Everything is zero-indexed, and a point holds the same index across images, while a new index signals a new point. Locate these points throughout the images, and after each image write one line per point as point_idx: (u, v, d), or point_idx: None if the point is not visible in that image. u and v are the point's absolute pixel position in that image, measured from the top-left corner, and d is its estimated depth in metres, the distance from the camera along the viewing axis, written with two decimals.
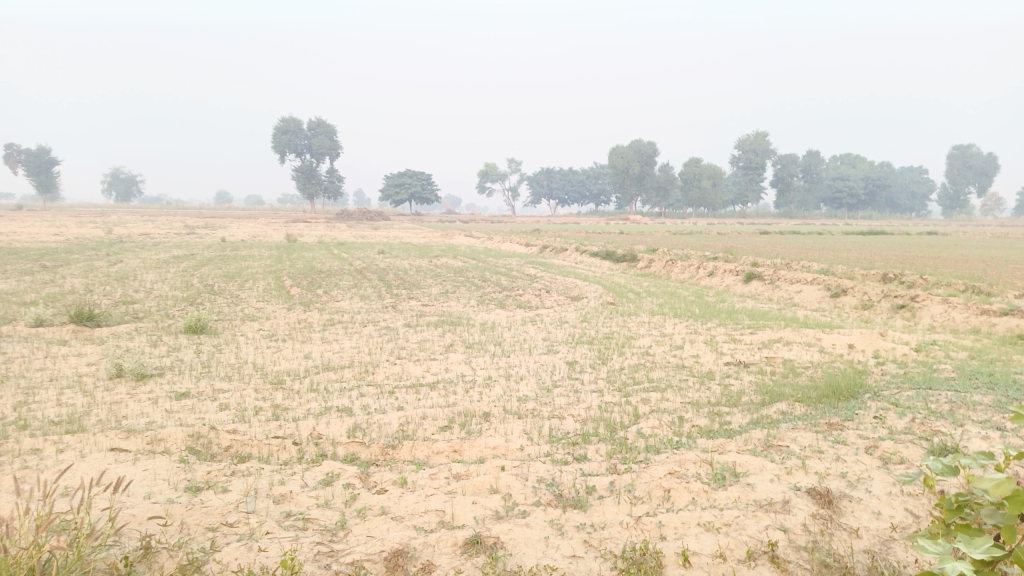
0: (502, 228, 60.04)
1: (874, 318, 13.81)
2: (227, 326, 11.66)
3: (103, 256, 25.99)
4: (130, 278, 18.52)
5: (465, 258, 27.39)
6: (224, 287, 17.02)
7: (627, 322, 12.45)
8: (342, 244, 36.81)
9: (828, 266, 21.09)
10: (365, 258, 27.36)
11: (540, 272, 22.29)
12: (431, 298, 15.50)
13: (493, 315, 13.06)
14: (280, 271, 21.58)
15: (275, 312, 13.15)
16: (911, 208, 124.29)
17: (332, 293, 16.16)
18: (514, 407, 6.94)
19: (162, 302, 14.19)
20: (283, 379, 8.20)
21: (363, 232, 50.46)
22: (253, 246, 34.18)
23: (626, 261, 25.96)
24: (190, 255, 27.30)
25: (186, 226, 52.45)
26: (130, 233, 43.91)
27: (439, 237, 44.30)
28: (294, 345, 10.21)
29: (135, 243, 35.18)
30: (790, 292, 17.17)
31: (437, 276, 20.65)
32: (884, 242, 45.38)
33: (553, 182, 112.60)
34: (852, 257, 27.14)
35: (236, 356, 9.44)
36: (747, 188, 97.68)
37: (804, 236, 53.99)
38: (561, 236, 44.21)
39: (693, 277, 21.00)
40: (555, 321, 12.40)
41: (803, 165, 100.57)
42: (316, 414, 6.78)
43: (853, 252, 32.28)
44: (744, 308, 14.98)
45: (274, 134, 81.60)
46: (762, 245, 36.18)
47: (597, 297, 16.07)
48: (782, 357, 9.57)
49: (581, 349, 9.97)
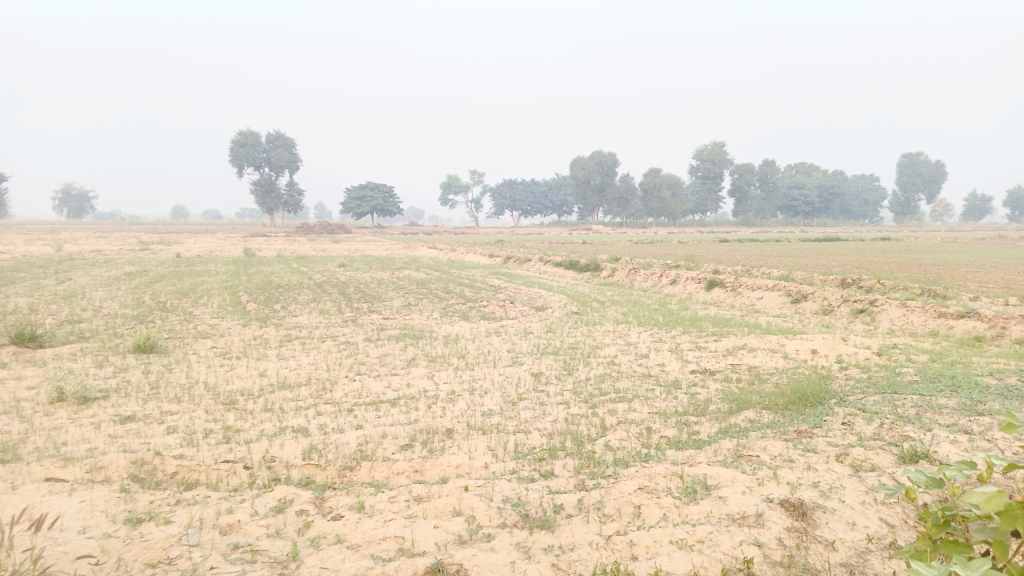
0: (464, 240, 59.71)
1: (835, 323, 13.91)
2: (178, 344, 11.21)
3: (50, 275, 25.08)
4: (78, 296, 17.82)
5: (428, 270, 27.10)
6: (177, 303, 16.48)
7: (592, 331, 12.31)
8: (301, 258, 36.26)
9: (788, 272, 21.30)
10: (325, 271, 26.88)
11: (504, 282, 22.10)
12: (392, 311, 15.18)
13: (456, 327, 12.81)
14: (237, 286, 21.05)
15: (229, 329, 12.72)
16: (864, 214, 127.33)
17: (290, 308, 15.75)
18: (477, 423, 6.72)
19: (111, 320, 13.64)
20: (236, 399, 7.84)
21: (324, 245, 49.74)
22: (209, 261, 33.38)
23: (589, 271, 25.93)
24: (143, 272, 26.54)
25: (140, 242, 51.14)
26: (81, 250, 42.66)
27: (401, 250, 43.92)
28: (249, 363, 9.84)
29: (85, 260, 34.16)
30: (752, 299, 17.26)
31: (398, 288, 20.33)
32: (839, 248, 46.31)
33: (515, 193, 112.78)
34: (810, 264, 27.53)
35: (186, 376, 9.04)
36: (706, 197, 99.04)
37: (762, 244, 54.80)
38: (524, 246, 44.18)
39: (656, 286, 21.02)
40: (519, 332, 12.21)
41: (760, 173, 102.36)
42: (270, 435, 6.46)
43: (811, 259, 32.80)
44: (707, 316, 14.98)
45: (231, 148, 80.24)
46: (723, 253, 36.55)
47: (561, 307, 15.93)
48: (747, 364, 9.50)
49: (545, 360, 9.79)
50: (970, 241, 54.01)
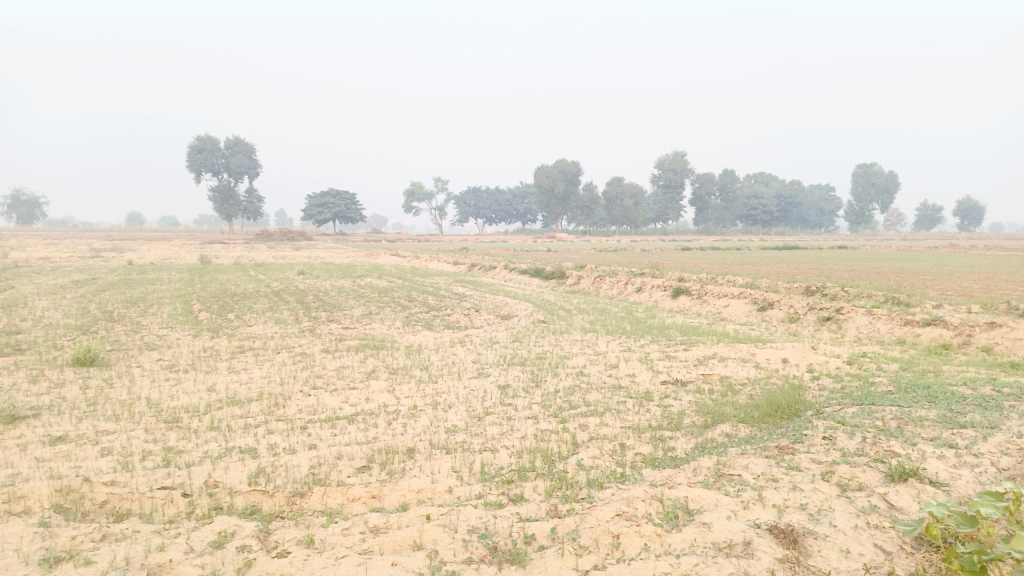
0: (428, 247, 59.04)
1: (802, 331, 13.80)
2: (122, 356, 10.55)
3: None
4: (18, 306, 16.91)
5: (391, 278, 26.54)
6: (125, 313, 15.69)
7: (559, 341, 11.96)
8: (260, 265, 35.32)
9: (753, 280, 21.24)
10: (284, 279, 26.11)
11: (468, 290, 21.67)
12: (352, 320, 14.64)
13: (419, 337, 12.34)
14: (191, 294, 20.24)
15: (179, 340, 12.06)
16: (821, 223, 129.81)
17: (245, 318, 15.10)
18: (440, 440, 6.29)
19: (52, 331, 12.86)
20: (180, 417, 7.29)
21: (283, 253, 48.67)
22: (161, 269, 32.30)
23: (554, 278, 25.65)
24: (92, 280, 25.45)
25: (92, 249, 49.48)
26: (27, 257, 41.11)
27: (363, 257, 43.21)
28: (196, 377, 9.25)
29: (31, 267, 32.74)
30: (718, 306, 17.12)
31: (359, 296, 19.78)
32: (800, 256, 46.80)
33: (479, 201, 112.47)
34: (773, 271, 27.63)
35: (128, 392, 8.43)
36: (668, 206, 99.93)
37: (725, 252, 55.23)
38: (488, 254, 43.79)
39: (622, 293, 20.81)
40: (484, 341, 11.80)
41: (721, 183, 103.64)
42: (215, 458, 5.95)
43: (774, 266, 33.02)
44: (675, 324, 14.77)
45: (189, 153, 78.46)
46: (686, 261, 36.60)
47: (526, 315, 15.58)
48: (718, 374, 9.23)
49: (512, 371, 9.40)
50: (923, 250, 55.17)
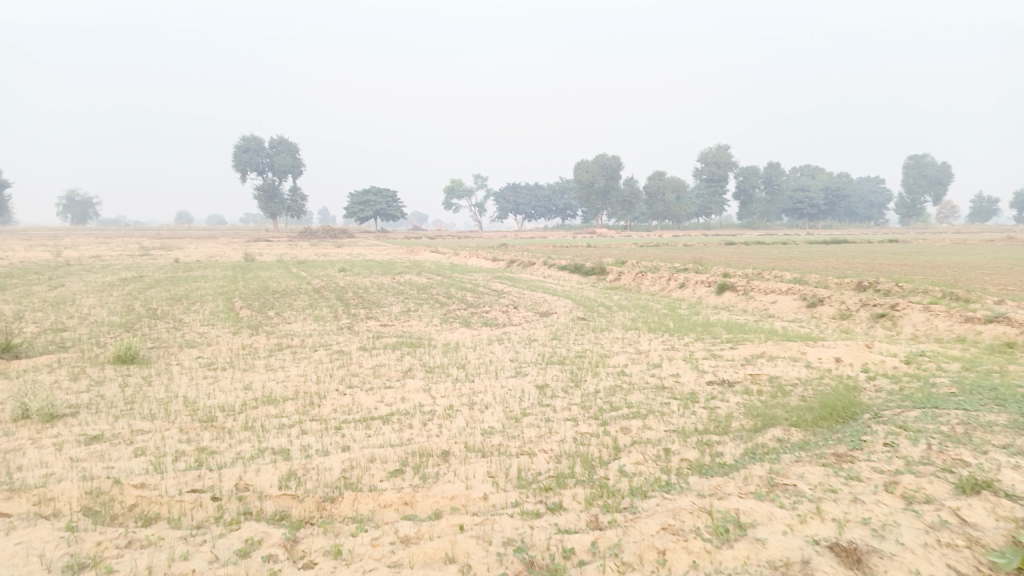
0: (468, 244, 58.98)
1: (854, 329, 13.23)
2: (163, 354, 10.60)
3: (42, 281, 24.48)
4: (67, 303, 17.24)
5: (430, 274, 26.47)
6: (168, 310, 15.87)
7: (600, 339, 11.64)
8: (302, 262, 35.71)
9: (801, 275, 20.58)
10: (325, 277, 26.26)
11: (507, 287, 21.45)
12: (391, 317, 14.54)
13: (457, 334, 12.15)
14: (233, 292, 20.44)
15: (218, 338, 12.09)
16: (870, 217, 126.38)
17: (284, 315, 15.12)
18: (476, 443, 6.06)
19: (97, 329, 13.04)
20: (214, 417, 7.21)
21: (325, 250, 49.20)
22: (206, 266, 32.82)
23: (595, 274, 25.27)
24: (139, 278, 25.89)
25: (142, 247, 50.64)
26: (79, 255, 42.27)
27: (403, 254, 43.36)
28: (233, 375, 9.20)
29: (82, 266, 33.62)
30: (765, 303, 16.58)
31: (398, 293, 19.73)
32: (849, 251, 45.50)
33: (519, 197, 112.26)
34: (821, 266, 26.83)
35: (165, 391, 8.41)
36: (711, 200, 98.28)
37: (771, 246, 53.97)
38: (527, 250, 43.52)
39: (664, 289, 20.37)
40: (523, 339, 11.55)
41: (765, 176, 101.51)
42: (247, 459, 5.83)
43: (822, 261, 32.11)
44: (719, 321, 14.32)
45: (235, 153, 79.92)
46: (729, 256, 35.83)
47: (566, 312, 15.30)
48: (767, 374, 8.83)
49: (551, 370, 9.13)
50: (979, 243, 53.03)
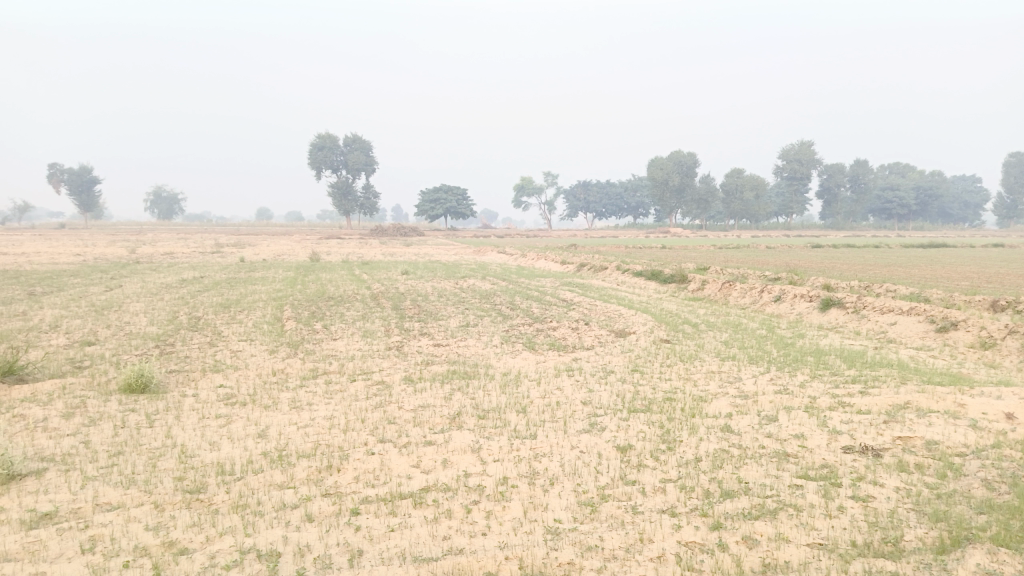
0: (538, 243, 57.43)
1: (1007, 366, 10.76)
2: (181, 381, 9.20)
3: (103, 281, 24.00)
4: (113, 310, 16.30)
5: (495, 279, 24.84)
6: (211, 321, 14.66)
7: (692, 373, 9.63)
8: (367, 263, 34.70)
9: (918, 290, 17.93)
10: (386, 280, 25.02)
11: (577, 296, 19.58)
12: (446, 335, 12.87)
13: (519, 362, 10.35)
14: (286, 297, 19.24)
15: (251, 359, 10.67)
16: (965, 217, 118.25)
17: (332, 329, 13.67)
18: (535, 561, 4.26)
19: (126, 343, 11.87)
20: (203, 486, 5.64)
21: (392, 249, 48.32)
22: (269, 266, 32.27)
23: (675, 282, 23.10)
24: (197, 279, 25.21)
25: (216, 245, 51.17)
26: (151, 252, 42.71)
27: (470, 254, 42.05)
28: (249, 415, 7.66)
29: (150, 264, 33.55)
30: (881, 324, 14.19)
31: (459, 302, 18.12)
32: (953, 257, 41.57)
33: (590, 195, 109.91)
34: (930, 277, 23.83)
35: (162, 438, 6.93)
36: (792, 199, 93.55)
37: (860, 249, 50.37)
38: (598, 252, 41.46)
39: (756, 303, 18.10)
40: (598, 371, 9.65)
41: (851, 174, 96.02)
42: (217, 572, 4.20)
43: (927, 270, 29.00)
44: (832, 348, 12.07)
45: (311, 151, 80.65)
46: (818, 263, 32.86)
47: (646, 332, 13.34)
48: (923, 440, 6.70)
49: (635, 422, 7.23)
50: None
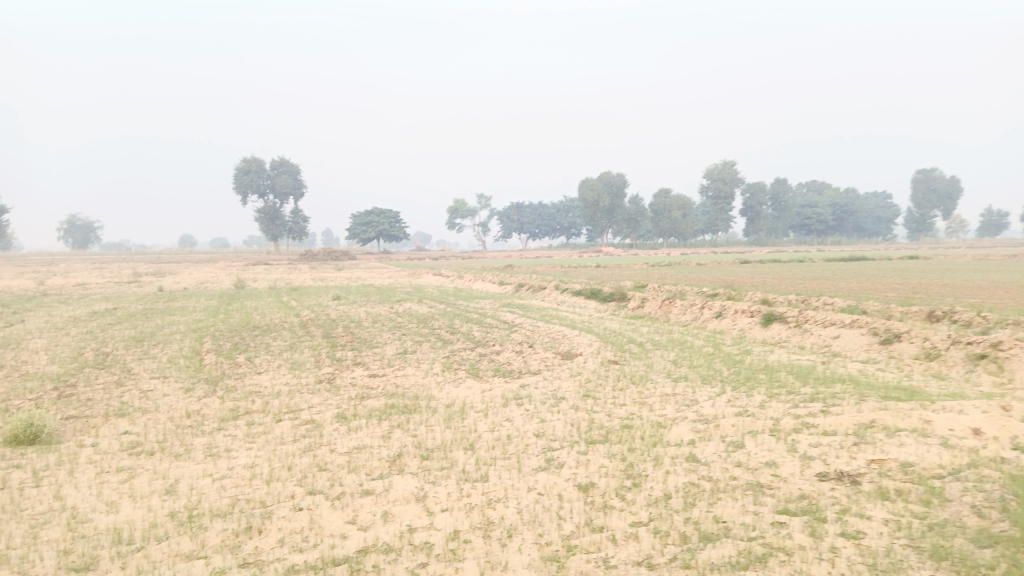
0: (473, 265, 56.89)
1: (956, 377, 10.63)
2: (79, 429, 8.08)
3: (2, 316, 22.03)
4: (10, 347, 14.76)
5: (431, 302, 24.06)
6: (121, 357, 13.38)
7: (647, 396, 9.09)
8: (296, 289, 33.29)
9: (855, 302, 18.02)
10: (316, 306, 23.87)
11: (518, 317, 18.97)
12: (382, 364, 12.03)
13: (463, 391, 9.62)
14: (207, 328, 17.96)
15: (163, 399, 9.58)
16: (878, 231, 123.79)
17: (256, 362, 12.62)
18: None
19: (20, 386, 10.57)
20: (94, 561, 4.70)
21: (322, 274, 46.78)
22: (190, 295, 30.55)
23: (614, 301, 22.79)
24: (110, 311, 23.52)
25: (132, 274, 48.47)
26: (62, 283, 40.08)
27: (404, 278, 41.06)
28: (157, 467, 6.68)
29: (59, 296, 31.31)
30: (825, 338, 14.07)
31: (395, 328, 17.25)
32: (874, 269, 42.90)
33: (523, 216, 110.19)
34: (858, 290, 24.28)
35: (49, 499, 5.89)
36: (718, 217, 95.91)
37: (786, 264, 51.61)
38: (534, 272, 41.05)
39: (698, 320, 17.88)
40: (549, 399, 9.02)
41: (773, 192, 99.27)
42: None
43: (854, 282, 29.68)
44: (782, 364, 11.79)
45: (236, 175, 78.08)
46: (750, 278, 33.28)
47: (593, 353, 12.81)
48: (898, 463, 6.29)
49: (595, 455, 6.61)
50: (995, 259, 50.65)
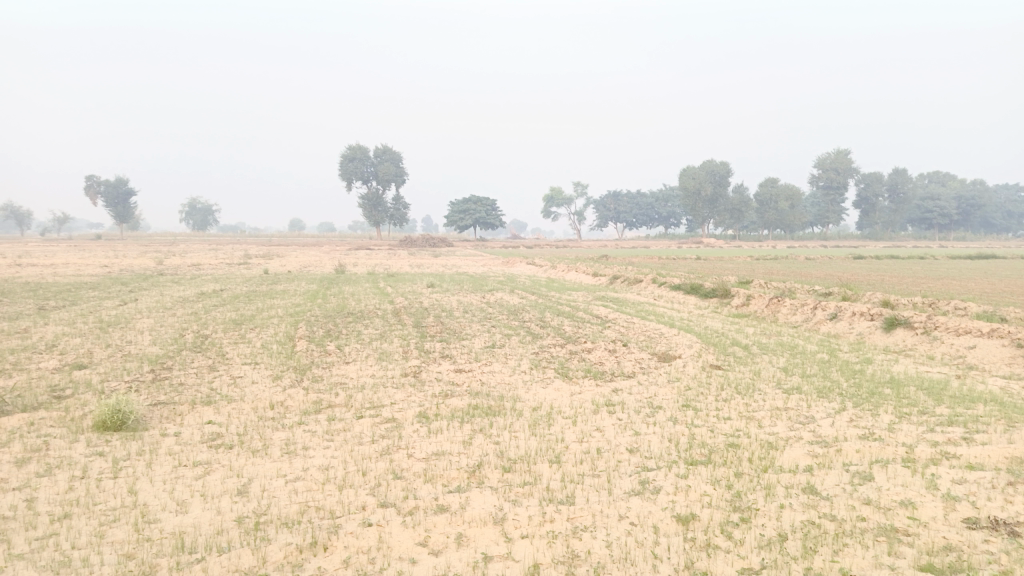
0: (568, 254, 56.20)
1: None
2: (165, 416, 8.05)
3: (120, 294, 23.21)
4: (120, 326, 15.33)
5: (524, 292, 23.59)
6: (218, 340, 13.59)
7: (755, 410, 8.23)
8: (392, 275, 33.69)
9: (993, 308, 16.18)
10: (410, 293, 23.88)
11: (612, 312, 18.23)
12: (470, 358, 11.62)
13: (551, 394, 9.05)
14: (303, 313, 18.18)
15: (250, 387, 9.50)
16: (1009, 228, 114.16)
17: (345, 350, 12.49)
18: None
19: (119, 367, 10.80)
20: (152, 571, 4.42)
21: (419, 260, 47.37)
22: (293, 279, 31.45)
23: (717, 297, 21.60)
24: (216, 292, 24.37)
25: (241, 256, 50.82)
26: (178, 263, 42.24)
27: (499, 265, 40.93)
28: (233, 464, 6.47)
29: (174, 276, 32.89)
30: (958, 348, 12.60)
31: (486, 319, 16.86)
32: (1005, 269, 39.36)
33: (621, 205, 108.32)
34: (990, 292, 22.04)
35: (122, 494, 5.74)
36: (829, 209, 90.92)
37: (905, 261, 47.99)
38: (631, 263, 40.02)
39: (809, 321, 16.58)
40: (646, 407, 8.31)
41: (891, 183, 93.03)
42: None
43: (987, 283, 27.08)
44: (910, 378, 10.53)
45: (342, 162, 80.33)
46: (865, 275, 31.07)
47: (693, 356, 11.95)
48: None
49: (696, 480, 5.88)
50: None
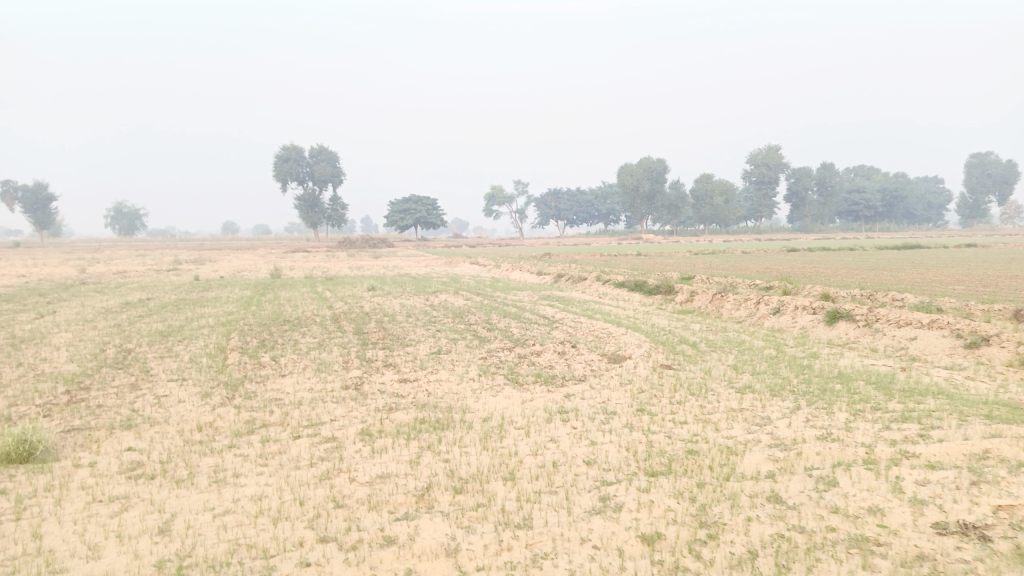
0: (509, 253, 55.90)
1: None
2: (79, 444, 7.34)
3: (36, 306, 21.76)
4: (34, 342, 14.24)
5: (468, 294, 23.12)
6: (143, 355, 12.73)
7: (711, 412, 8.01)
8: (331, 278, 32.70)
9: (928, 298, 16.54)
10: (350, 297, 23.13)
11: (559, 311, 17.96)
12: (414, 366, 11.13)
13: (501, 403, 8.65)
14: (237, 322, 17.31)
15: (177, 407, 8.82)
16: (929, 218, 119.21)
17: (281, 362, 11.82)
18: None
19: (30, 389, 9.91)
20: None
21: (359, 262, 46.33)
22: (226, 285, 30.17)
23: (661, 293, 21.58)
24: (143, 302, 23.10)
25: (171, 262, 48.79)
26: (102, 271, 40.25)
27: (442, 266, 40.36)
28: (156, 497, 5.86)
29: (97, 285, 31.22)
30: (900, 339, 12.75)
31: (430, 323, 16.36)
32: (930, 259, 40.75)
33: (561, 203, 108.78)
34: (921, 283, 22.65)
35: (25, 539, 5.09)
36: (762, 203, 93.29)
37: (836, 253, 49.31)
38: (574, 261, 39.99)
39: (753, 316, 16.65)
40: (600, 414, 8.00)
41: (819, 177, 96.03)
42: None
43: (917, 273, 27.94)
44: (858, 372, 10.53)
45: (276, 162, 78.23)
46: (801, 269, 31.67)
47: (643, 356, 11.73)
48: None
49: (659, 494, 5.58)
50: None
